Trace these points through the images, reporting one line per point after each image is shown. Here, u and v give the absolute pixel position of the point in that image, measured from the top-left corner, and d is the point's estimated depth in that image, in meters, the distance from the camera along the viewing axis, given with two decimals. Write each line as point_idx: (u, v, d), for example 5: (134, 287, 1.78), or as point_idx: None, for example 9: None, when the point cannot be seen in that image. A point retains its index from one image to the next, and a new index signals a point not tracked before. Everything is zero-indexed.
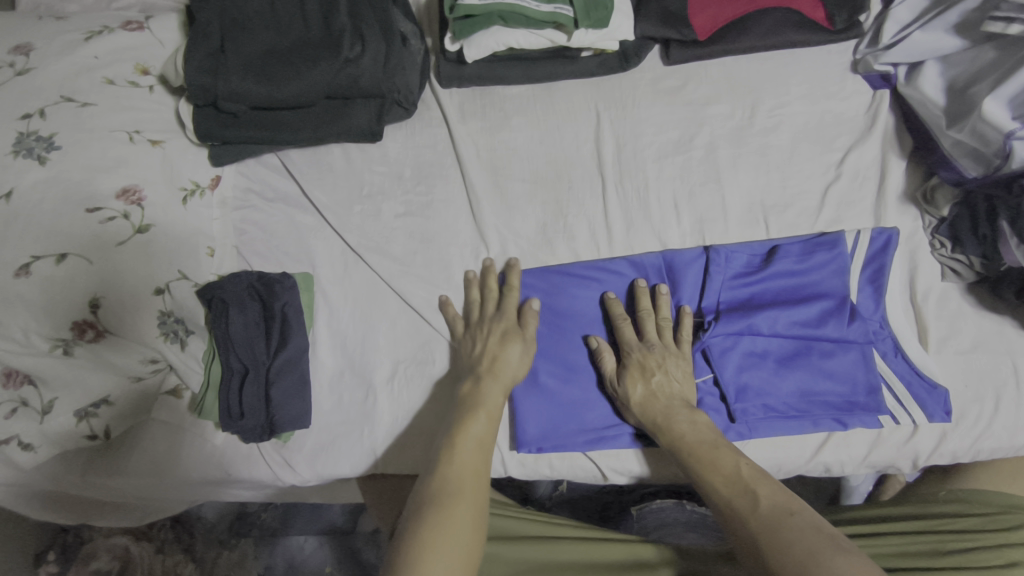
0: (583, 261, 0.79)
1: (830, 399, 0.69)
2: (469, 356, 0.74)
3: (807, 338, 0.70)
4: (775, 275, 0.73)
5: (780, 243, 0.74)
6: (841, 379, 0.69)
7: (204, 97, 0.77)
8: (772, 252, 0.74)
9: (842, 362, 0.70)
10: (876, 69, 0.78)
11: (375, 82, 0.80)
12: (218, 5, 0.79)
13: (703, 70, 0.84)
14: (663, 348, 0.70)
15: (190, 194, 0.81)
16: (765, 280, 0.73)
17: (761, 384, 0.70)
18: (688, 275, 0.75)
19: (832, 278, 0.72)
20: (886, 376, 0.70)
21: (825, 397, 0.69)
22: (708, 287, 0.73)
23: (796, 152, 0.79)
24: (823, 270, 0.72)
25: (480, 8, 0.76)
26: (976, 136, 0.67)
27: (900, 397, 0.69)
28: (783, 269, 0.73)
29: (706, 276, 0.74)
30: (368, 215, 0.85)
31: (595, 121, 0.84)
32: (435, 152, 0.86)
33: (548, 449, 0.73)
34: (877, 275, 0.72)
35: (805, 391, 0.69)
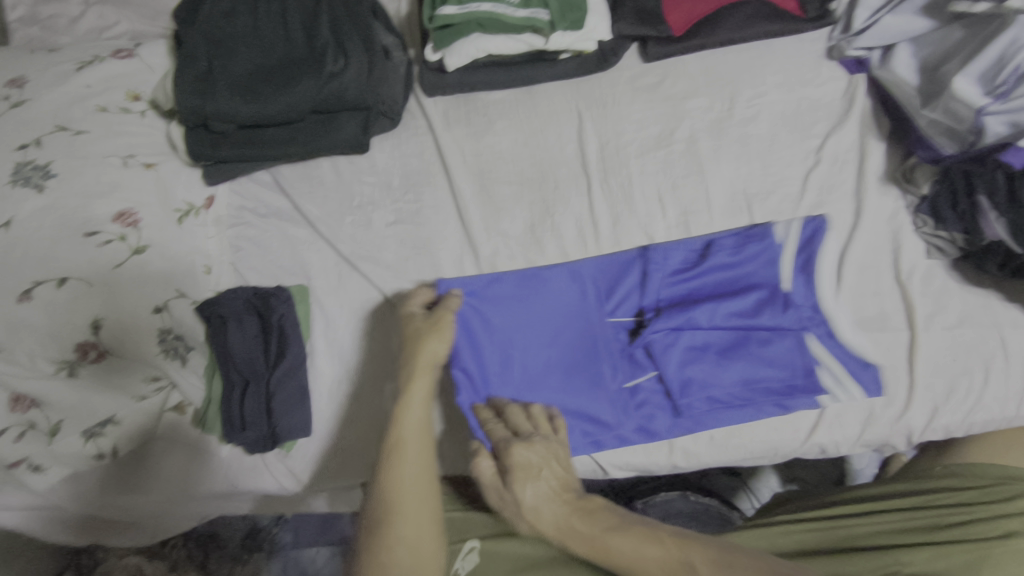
0: (536, 266, 0.80)
1: (772, 390, 0.71)
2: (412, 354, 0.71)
3: (744, 328, 0.72)
4: (713, 272, 0.75)
5: (714, 238, 0.76)
6: (772, 366, 0.72)
7: (194, 118, 0.80)
8: (707, 247, 0.76)
9: (775, 351, 0.72)
10: (850, 54, 0.79)
11: (359, 93, 0.82)
12: (203, 29, 0.81)
13: (680, 65, 0.86)
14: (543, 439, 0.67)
15: (185, 214, 0.83)
16: (702, 275, 0.75)
17: (704, 374, 0.72)
18: (627, 278, 0.77)
19: (763, 267, 0.74)
20: (824, 359, 0.71)
21: (764, 383, 0.71)
22: (647, 288, 0.75)
23: (775, 140, 0.80)
24: (756, 261, 0.74)
25: (459, 17, 0.79)
26: (950, 114, 0.67)
27: (846, 377, 0.70)
28: (716, 264, 0.75)
29: (646, 277, 0.76)
30: (359, 225, 0.86)
31: (577, 120, 0.86)
32: (422, 161, 0.88)
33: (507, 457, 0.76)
34: (808, 263, 0.73)
35: (746, 380, 0.72)
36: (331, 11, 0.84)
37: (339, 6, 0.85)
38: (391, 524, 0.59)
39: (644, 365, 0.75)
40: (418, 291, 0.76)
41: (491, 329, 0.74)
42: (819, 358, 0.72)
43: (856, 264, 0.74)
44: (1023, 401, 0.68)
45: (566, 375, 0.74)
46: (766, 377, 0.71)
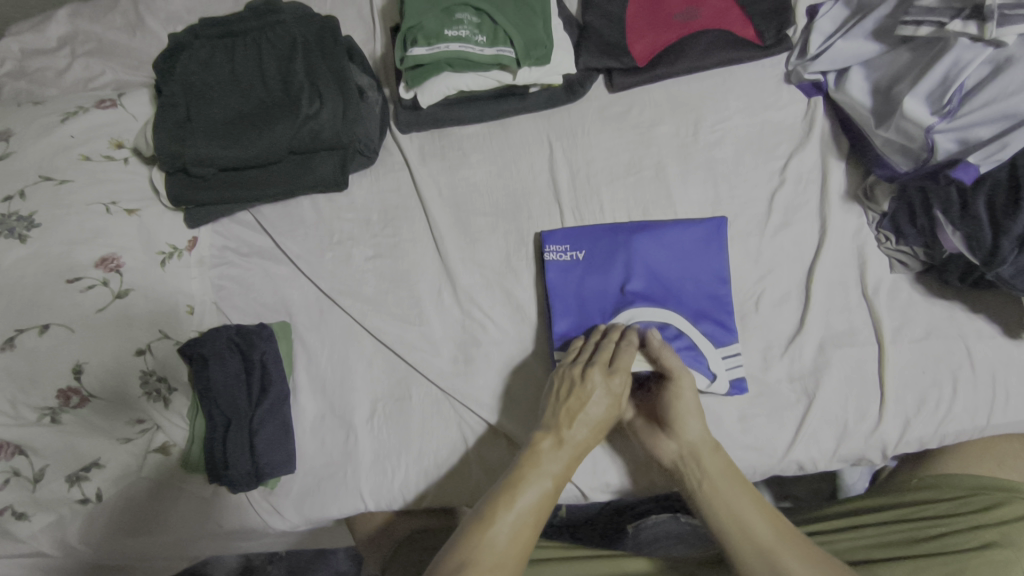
0: (426, 317, 0.84)
1: (699, 360, 0.73)
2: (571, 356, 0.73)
3: (665, 281, 0.77)
4: (591, 240, 0.79)
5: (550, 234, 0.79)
6: (706, 344, 0.73)
7: (174, 164, 0.83)
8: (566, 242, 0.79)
9: (703, 295, 0.76)
10: (807, 78, 0.82)
11: (335, 133, 0.85)
12: (182, 78, 0.84)
13: (646, 94, 0.88)
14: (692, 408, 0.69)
15: (168, 256, 0.85)
16: (592, 253, 0.79)
17: None
18: (569, 276, 0.78)
19: (614, 249, 0.79)
20: (693, 338, 0.74)
21: (710, 313, 0.75)
22: (570, 286, 0.78)
23: (740, 162, 0.83)
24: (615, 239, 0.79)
25: (428, 58, 0.83)
26: (900, 132, 0.70)
27: (729, 356, 0.73)
28: (592, 279, 0.78)
29: (567, 278, 0.79)
30: (339, 261, 0.89)
31: (549, 151, 0.88)
32: (399, 196, 0.91)
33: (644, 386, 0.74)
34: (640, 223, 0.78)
35: (699, 315, 0.75)
36: (306, 54, 0.86)
37: (313, 49, 0.87)
38: (485, 536, 0.58)
39: None
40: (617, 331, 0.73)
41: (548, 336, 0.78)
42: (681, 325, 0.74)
43: (824, 280, 0.76)
44: (993, 409, 0.69)
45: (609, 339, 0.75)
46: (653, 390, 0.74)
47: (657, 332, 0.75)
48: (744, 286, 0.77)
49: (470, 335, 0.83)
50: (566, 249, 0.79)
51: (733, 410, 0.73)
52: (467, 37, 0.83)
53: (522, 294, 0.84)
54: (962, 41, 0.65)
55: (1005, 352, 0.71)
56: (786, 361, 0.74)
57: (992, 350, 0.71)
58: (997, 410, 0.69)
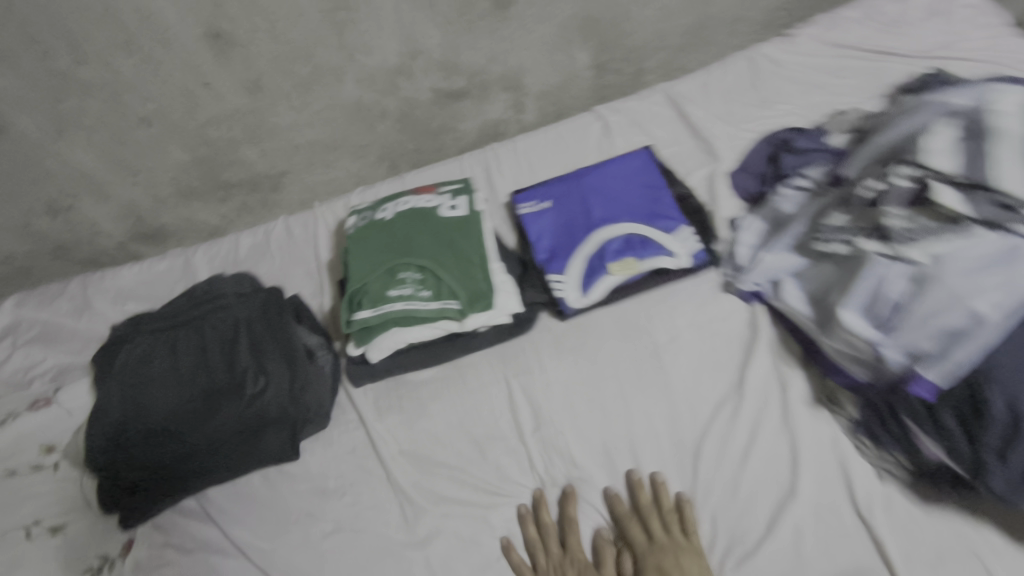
0: None
1: (661, 248, 0.89)
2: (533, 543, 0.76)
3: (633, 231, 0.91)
4: (563, 224, 0.96)
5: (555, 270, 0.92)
6: (662, 237, 0.90)
7: (105, 471, 0.77)
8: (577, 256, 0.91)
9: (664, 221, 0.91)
10: (744, 288, 0.85)
11: (282, 409, 0.82)
12: (117, 375, 0.81)
13: (595, 321, 0.89)
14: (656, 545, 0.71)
15: (97, 572, 0.76)
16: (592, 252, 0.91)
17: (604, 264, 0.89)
18: (576, 273, 0.90)
19: (578, 208, 0.96)
20: (652, 236, 0.90)
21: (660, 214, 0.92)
22: (571, 269, 0.91)
23: (697, 379, 0.82)
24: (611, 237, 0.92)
25: (375, 319, 0.84)
26: (849, 344, 0.70)
27: (683, 237, 0.90)
28: (581, 252, 0.92)
29: (580, 277, 0.90)
30: (294, 544, 0.80)
31: (507, 390, 0.86)
32: (355, 458, 0.85)
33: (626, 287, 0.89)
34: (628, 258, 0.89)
35: (650, 213, 0.93)
36: (251, 329, 0.86)
37: (258, 322, 0.87)
38: None
39: (600, 257, 0.90)
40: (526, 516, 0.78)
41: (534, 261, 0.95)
42: (640, 230, 0.91)
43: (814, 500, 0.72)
44: None
45: (594, 256, 0.90)
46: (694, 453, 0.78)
47: (622, 241, 0.91)
48: (725, 521, 0.73)
49: None
50: (535, 202, 1.00)
51: None
52: (411, 295, 0.85)
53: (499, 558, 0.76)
54: (879, 258, 0.68)
55: None
56: None
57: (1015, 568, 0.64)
58: None
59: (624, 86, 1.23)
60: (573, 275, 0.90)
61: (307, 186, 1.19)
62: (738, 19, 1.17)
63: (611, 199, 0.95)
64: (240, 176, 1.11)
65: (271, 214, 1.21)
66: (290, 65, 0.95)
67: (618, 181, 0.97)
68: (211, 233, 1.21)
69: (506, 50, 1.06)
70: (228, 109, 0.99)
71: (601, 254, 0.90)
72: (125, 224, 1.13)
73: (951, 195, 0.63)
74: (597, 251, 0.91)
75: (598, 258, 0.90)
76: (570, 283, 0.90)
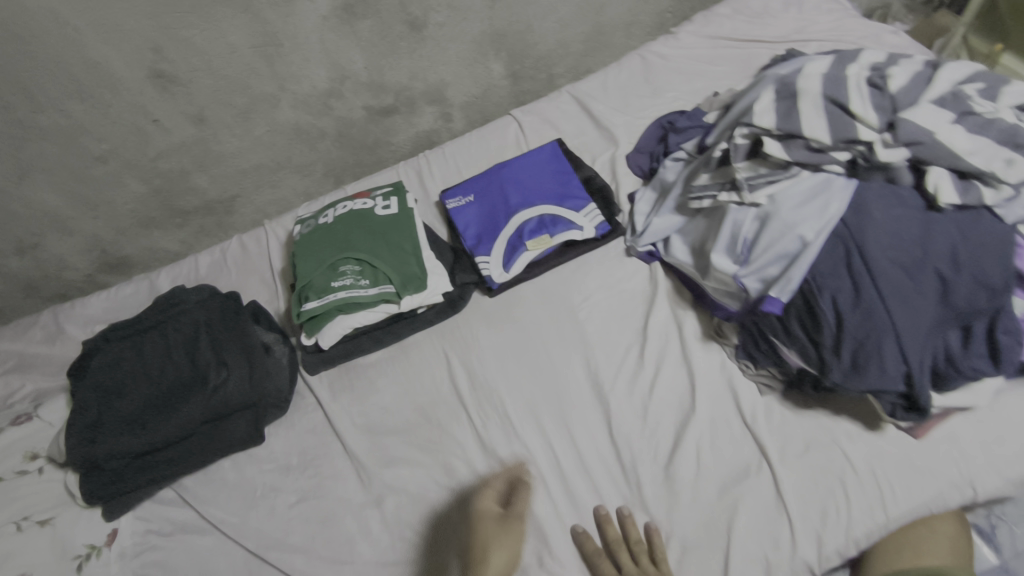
0: (358, 552, 0.84)
1: (571, 224, 1.01)
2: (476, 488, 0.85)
3: (546, 212, 1.03)
4: (485, 213, 1.07)
5: (480, 253, 1.02)
6: (570, 214, 1.02)
7: (86, 463, 0.86)
8: (499, 238, 1.02)
9: (571, 202, 1.04)
10: (642, 249, 0.98)
11: (244, 394, 0.91)
12: (93, 382, 0.91)
13: (519, 293, 1.01)
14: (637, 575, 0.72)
15: (86, 558, 0.84)
16: (512, 233, 1.02)
17: (523, 243, 1.01)
18: (499, 253, 1.01)
19: (497, 198, 1.08)
20: (562, 215, 1.02)
21: (569, 196, 1.05)
22: (495, 250, 1.02)
23: (608, 330, 0.94)
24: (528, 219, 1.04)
25: (320, 309, 0.95)
26: (721, 282, 0.83)
27: (589, 214, 1.03)
28: (503, 234, 1.03)
29: (503, 255, 1.01)
30: (264, 514, 0.89)
31: (445, 360, 0.97)
32: (315, 435, 0.95)
33: (543, 261, 1.01)
34: (542, 235, 1.01)
35: (561, 196, 1.05)
36: (212, 330, 0.96)
37: (217, 324, 0.97)
38: None
39: (519, 237, 1.01)
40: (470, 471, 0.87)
41: (463, 247, 1.06)
42: (552, 210, 1.03)
43: (706, 415, 0.83)
44: (886, 504, 0.73)
45: (514, 237, 1.02)
46: (608, 391, 0.88)
47: (537, 222, 1.03)
48: (638, 443, 0.84)
49: (402, 558, 0.82)
50: (459, 197, 1.11)
51: (689, 519, 0.77)
52: (352, 284, 0.96)
53: (446, 503, 0.85)
54: (733, 207, 0.81)
55: (878, 447, 0.76)
56: (697, 507, 0.77)
57: (866, 449, 0.77)
58: (890, 502, 0.73)
59: (539, 90, 1.37)
60: (496, 256, 1.01)
61: (258, 207, 1.29)
62: (631, 22, 1.33)
63: (525, 187, 1.08)
64: (195, 202, 1.21)
65: (227, 234, 1.31)
66: (230, 96, 1.06)
67: (531, 172, 1.10)
68: (173, 257, 1.30)
69: (425, 67, 1.18)
70: (177, 142, 1.09)
71: (519, 235, 1.02)
72: (90, 256, 1.22)
73: (775, 146, 0.75)
74: (516, 232, 1.02)
75: (517, 238, 1.01)
76: (494, 262, 1.00)
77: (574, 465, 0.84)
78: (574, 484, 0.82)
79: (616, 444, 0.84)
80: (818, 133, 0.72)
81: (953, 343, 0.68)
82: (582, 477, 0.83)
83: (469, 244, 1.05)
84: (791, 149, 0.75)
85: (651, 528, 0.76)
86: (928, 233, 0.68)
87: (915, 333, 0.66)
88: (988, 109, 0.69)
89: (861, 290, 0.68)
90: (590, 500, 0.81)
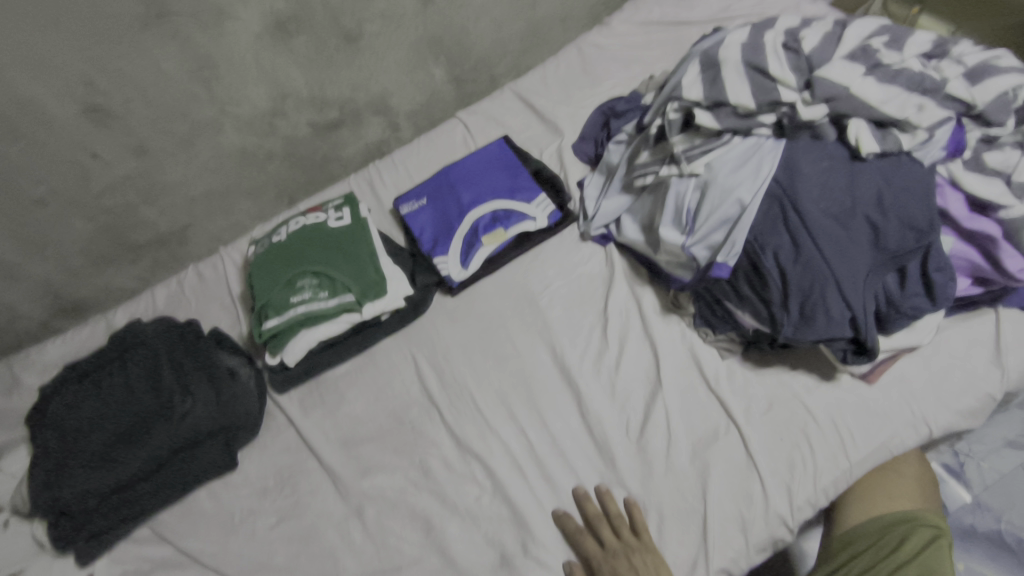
0: (343, 565, 0.83)
1: (523, 216, 1.03)
2: (456, 484, 0.85)
3: (497, 207, 1.04)
4: (439, 215, 1.08)
5: (438, 253, 1.03)
6: (522, 206, 1.04)
7: (54, 509, 0.83)
8: (455, 237, 1.03)
9: (522, 194, 1.06)
10: (595, 233, 1.00)
11: (213, 420, 0.90)
12: (53, 426, 0.89)
13: (481, 290, 1.02)
14: (624, 548, 0.74)
15: None
16: (466, 231, 1.03)
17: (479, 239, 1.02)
18: (456, 251, 1.02)
19: (449, 199, 1.09)
20: (514, 208, 1.04)
21: (519, 189, 1.07)
22: (452, 249, 1.02)
23: (571, 315, 0.96)
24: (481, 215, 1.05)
25: (281, 325, 0.94)
26: (672, 255, 0.85)
27: (541, 204, 1.05)
28: (458, 232, 1.03)
29: (460, 253, 1.02)
30: (245, 539, 0.88)
31: (413, 363, 0.98)
32: (290, 455, 0.94)
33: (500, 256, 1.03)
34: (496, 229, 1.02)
35: (511, 190, 1.06)
36: (172, 361, 0.95)
37: (178, 353, 0.96)
38: None
39: (474, 235, 1.02)
40: (449, 468, 0.87)
41: (420, 250, 1.07)
42: (503, 204, 1.04)
43: (671, 384, 0.85)
44: (848, 450, 0.76)
45: (469, 234, 1.03)
46: (576, 373, 0.89)
47: (490, 217, 1.04)
48: (609, 419, 0.85)
49: (388, 565, 0.82)
50: (412, 201, 1.11)
51: (666, 486, 0.79)
52: (311, 297, 0.95)
53: (427, 505, 0.85)
54: (674, 180, 0.83)
55: (835, 397, 0.79)
56: (672, 475, 0.79)
57: (826, 399, 0.79)
58: (852, 446, 0.76)
59: (483, 91, 1.39)
60: (454, 255, 1.02)
61: (211, 234, 1.28)
62: (566, 17, 1.36)
63: (476, 185, 1.09)
64: (146, 236, 1.20)
65: (182, 265, 1.29)
66: (170, 124, 1.05)
67: (480, 169, 1.11)
68: (129, 295, 1.28)
69: (365, 78, 1.18)
70: (120, 176, 1.07)
71: (474, 232, 1.03)
72: (42, 302, 1.18)
73: (706, 116, 0.78)
74: (471, 230, 1.03)
75: (472, 235, 1.03)
76: (452, 260, 1.01)
77: (550, 450, 0.85)
78: (550, 466, 0.84)
79: (589, 424, 0.86)
80: (743, 100, 0.75)
81: (890, 285, 0.72)
82: (557, 460, 0.84)
83: (426, 246, 1.05)
84: (720, 117, 0.77)
85: (630, 501, 0.78)
86: (855, 184, 0.71)
87: (854, 280, 0.69)
88: (896, 60, 0.73)
89: (800, 246, 0.71)
90: (568, 480, 0.83)
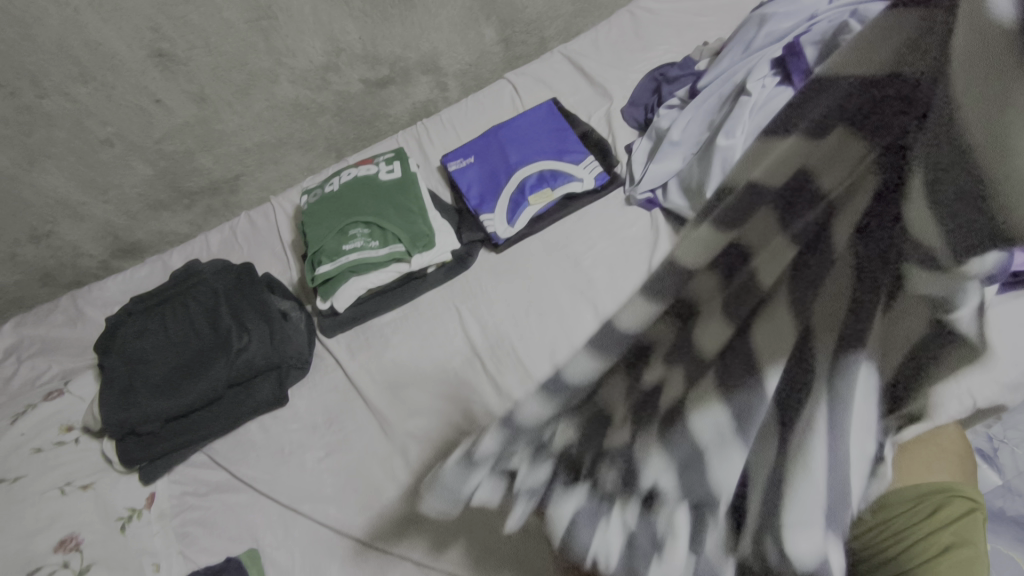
0: (388, 498, 0.87)
1: (570, 177, 1.04)
2: None
3: (544, 167, 1.06)
4: (487, 172, 1.09)
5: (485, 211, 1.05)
6: (569, 167, 1.05)
7: (121, 429, 0.89)
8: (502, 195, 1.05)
9: (569, 155, 1.07)
10: (641, 197, 1.01)
11: (267, 356, 0.95)
12: (121, 353, 0.95)
13: (526, 248, 1.04)
14: None
15: (127, 519, 0.87)
16: (513, 189, 1.05)
17: (524, 198, 1.04)
18: (503, 209, 1.04)
19: (497, 158, 1.10)
20: (561, 168, 1.05)
21: (567, 149, 1.08)
22: (499, 207, 1.04)
23: (615, 275, 0.97)
24: (529, 174, 1.06)
25: (333, 272, 0.98)
26: None
27: (588, 166, 1.06)
28: (505, 190, 1.05)
29: (507, 211, 1.04)
30: (294, 470, 0.93)
31: (458, 314, 1.01)
32: (337, 395, 0.99)
33: (545, 215, 1.05)
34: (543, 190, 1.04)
35: (559, 150, 1.08)
36: (230, 300, 1.00)
37: (235, 294, 1.01)
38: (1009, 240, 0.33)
39: (521, 193, 1.04)
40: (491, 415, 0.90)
41: (467, 207, 1.09)
42: (550, 165, 1.06)
43: None
44: None
45: (516, 193, 1.05)
46: None
47: (537, 177, 1.06)
48: None
49: None
50: (460, 159, 1.13)
51: None
52: (363, 246, 0.99)
53: None
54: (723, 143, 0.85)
55: None
56: None
57: None
58: None
59: (531, 53, 1.38)
60: (501, 211, 1.04)
61: (262, 184, 1.32)
62: None
63: (523, 145, 1.10)
64: (201, 182, 1.24)
65: (234, 213, 1.34)
66: (228, 72, 1.08)
67: (528, 130, 1.12)
68: (183, 239, 1.33)
69: (417, 35, 1.19)
70: (179, 122, 1.11)
71: (521, 191, 1.05)
72: (103, 242, 1.24)
73: None
74: (518, 188, 1.05)
75: (519, 194, 1.04)
76: (497, 218, 1.03)
77: None
78: None
79: None
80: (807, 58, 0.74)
81: None
82: None
83: (474, 203, 1.07)
84: None
85: None
86: None
87: None
88: None
89: None
90: None
